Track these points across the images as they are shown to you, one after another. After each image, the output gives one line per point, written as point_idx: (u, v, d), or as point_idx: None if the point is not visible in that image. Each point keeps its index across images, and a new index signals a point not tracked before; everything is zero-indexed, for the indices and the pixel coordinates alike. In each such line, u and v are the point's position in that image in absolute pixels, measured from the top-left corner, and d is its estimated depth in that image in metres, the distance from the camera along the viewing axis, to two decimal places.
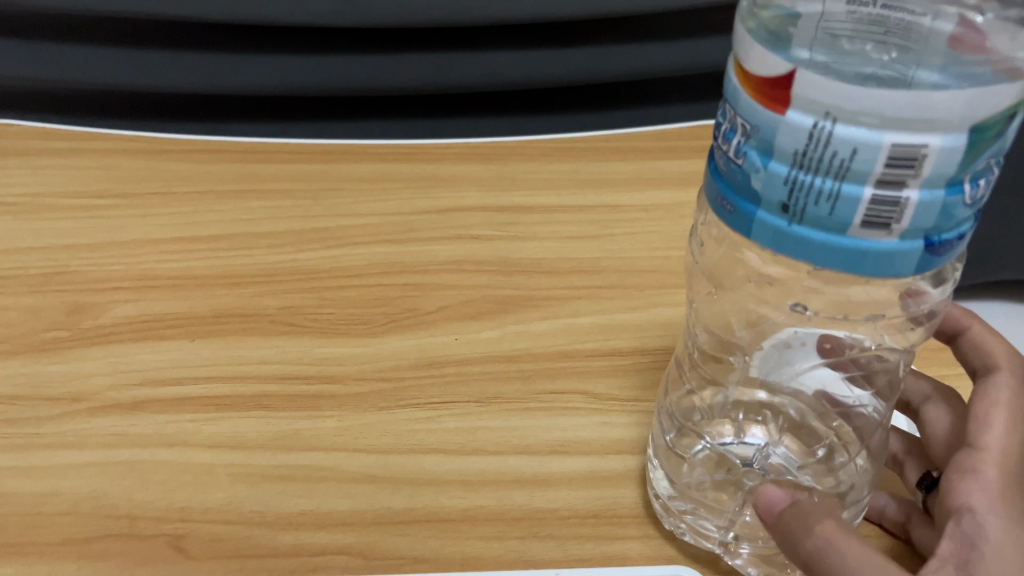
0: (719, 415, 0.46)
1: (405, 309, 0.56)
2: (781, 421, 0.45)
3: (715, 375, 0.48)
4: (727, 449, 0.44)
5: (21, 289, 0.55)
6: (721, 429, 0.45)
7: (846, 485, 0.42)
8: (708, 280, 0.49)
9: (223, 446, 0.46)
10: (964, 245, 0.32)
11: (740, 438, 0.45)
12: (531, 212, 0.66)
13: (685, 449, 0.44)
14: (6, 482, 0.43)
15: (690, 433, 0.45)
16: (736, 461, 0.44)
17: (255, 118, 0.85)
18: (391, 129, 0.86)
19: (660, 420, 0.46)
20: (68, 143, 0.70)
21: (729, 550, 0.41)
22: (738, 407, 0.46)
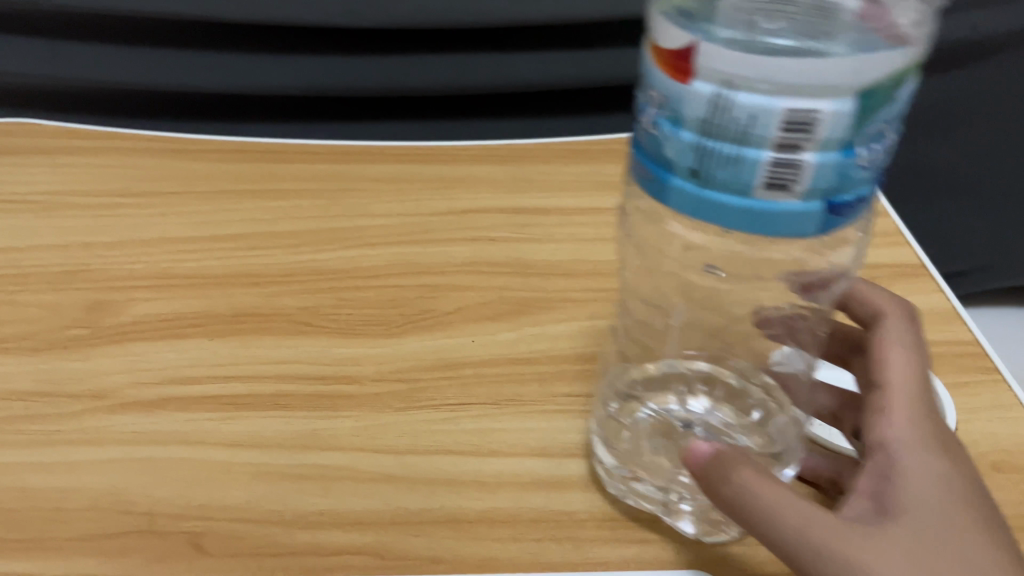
0: (660, 386, 0.48)
1: (423, 310, 0.56)
2: (717, 390, 0.48)
3: (653, 349, 0.51)
4: (668, 414, 0.46)
5: (42, 286, 0.56)
6: (663, 398, 0.47)
7: (779, 445, 0.44)
8: (636, 248, 0.54)
9: (242, 444, 0.46)
10: (869, 208, 0.34)
11: (680, 405, 0.47)
12: (547, 214, 0.66)
13: (626, 417, 0.46)
14: (26, 478, 0.44)
15: (633, 402, 0.47)
16: (675, 425, 0.46)
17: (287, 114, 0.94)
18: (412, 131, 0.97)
19: (604, 394, 0.48)
20: (89, 143, 0.71)
21: (668, 510, 0.42)
22: (677, 379, 0.49)
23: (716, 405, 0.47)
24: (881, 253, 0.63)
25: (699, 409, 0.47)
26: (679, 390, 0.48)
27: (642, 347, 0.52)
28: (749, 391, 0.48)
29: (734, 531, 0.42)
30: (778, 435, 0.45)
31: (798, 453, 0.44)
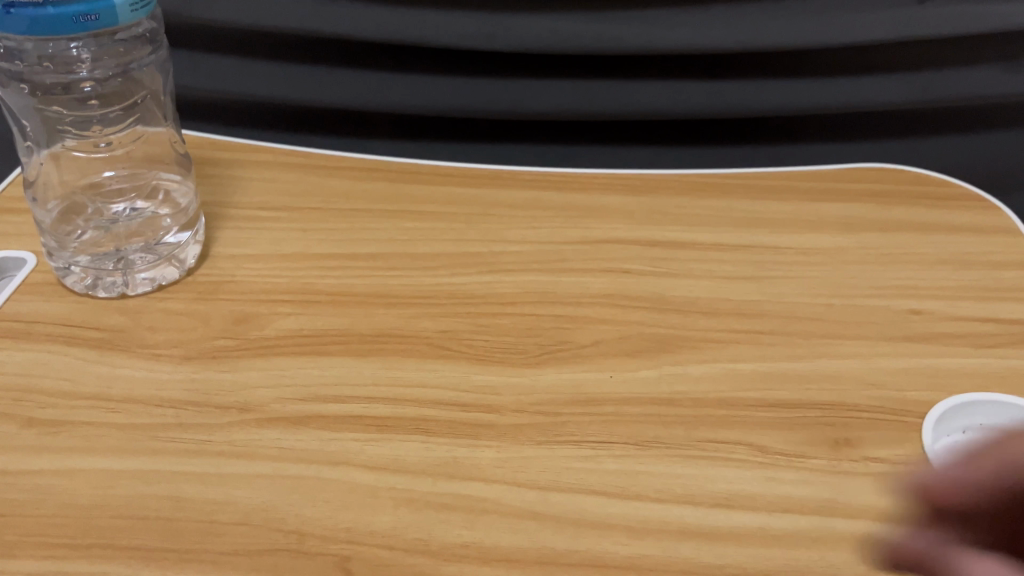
0: (107, 214, 0.63)
1: (559, 341, 0.55)
2: (100, 212, 0.63)
3: (98, 194, 0.65)
4: (121, 235, 0.61)
5: (191, 294, 0.57)
6: (85, 222, 0.62)
7: (90, 235, 0.60)
8: (132, 133, 0.70)
9: (388, 468, 0.46)
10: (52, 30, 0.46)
11: (96, 222, 0.62)
12: (684, 249, 0.64)
13: (91, 235, 0.61)
14: (180, 487, 0.45)
15: (73, 223, 0.61)
16: (77, 232, 0.61)
17: (503, 140, 0.94)
18: (629, 154, 0.94)
19: (89, 222, 0.62)
20: (231, 154, 0.72)
21: (93, 283, 0.57)
22: (118, 209, 0.63)
23: (130, 201, 0.64)
24: None
25: (107, 227, 0.61)
26: (65, 196, 0.64)
27: (82, 190, 0.65)
28: (144, 201, 0.64)
29: (147, 286, 0.57)
30: (107, 227, 0.61)
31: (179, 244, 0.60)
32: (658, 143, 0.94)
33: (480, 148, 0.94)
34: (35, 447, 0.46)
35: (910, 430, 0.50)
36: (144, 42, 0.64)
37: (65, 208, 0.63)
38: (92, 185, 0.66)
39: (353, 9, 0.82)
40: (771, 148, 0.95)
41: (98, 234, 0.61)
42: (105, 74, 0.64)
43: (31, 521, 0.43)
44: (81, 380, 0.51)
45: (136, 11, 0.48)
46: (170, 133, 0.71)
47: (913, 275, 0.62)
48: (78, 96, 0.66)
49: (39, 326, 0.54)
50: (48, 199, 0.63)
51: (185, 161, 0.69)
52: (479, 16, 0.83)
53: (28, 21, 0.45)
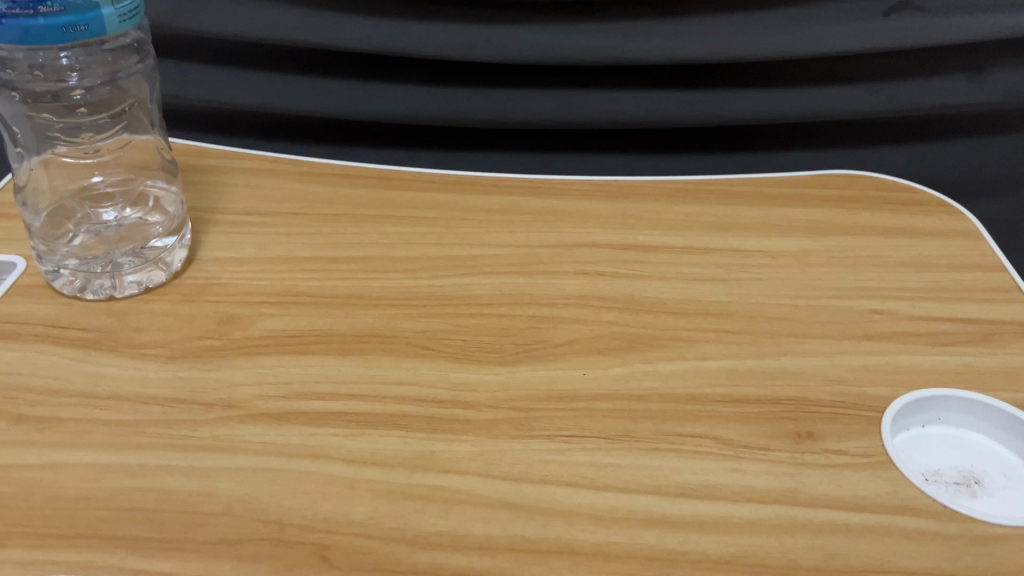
0: (95, 218, 0.64)
1: (534, 340, 0.57)
2: (89, 216, 0.64)
3: (86, 199, 0.66)
4: (108, 238, 0.62)
5: (177, 296, 0.59)
6: (72, 225, 0.63)
7: (78, 239, 0.62)
8: (121, 140, 0.72)
9: (366, 461, 0.48)
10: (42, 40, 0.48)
11: (85, 225, 0.63)
12: (657, 252, 0.66)
13: (78, 237, 0.62)
14: (166, 480, 0.46)
15: (61, 227, 0.63)
16: (66, 235, 0.62)
17: (485, 148, 0.96)
18: (608, 162, 0.97)
19: (77, 226, 0.63)
20: (218, 161, 0.74)
21: (82, 285, 0.59)
22: (106, 213, 0.65)
23: (118, 206, 0.66)
24: (997, 308, 0.62)
25: (95, 230, 0.63)
26: (54, 200, 0.65)
27: (71, 195, 0.67)
28: (132, 206, 0.66)
29: (134, 288, 0.59)
30: (95, 230, 0.63)
31: (166, 248, 0.62)
32: (635, 151, 0.97)
33: (462, 156, 0.96)
34: (23, 442, 0.48)
35: (869, 424, 0.52)
36: (132, 51, 0.66)
37: (53, 213, 0.64)
38: (80, 190, 0.67)
39: (337, 19, 0.84)
40: (745, 155, 0.98)
41: (86, 237, 0.62)
42: (93, 82, 0.66)
43: (19, 512, 0.44)
44: (69, 379, 0.52)
45: (123, 22, 0.50)
46: (157, 141, 0.73)
47: (877, 276, 0.64)
48: (67, 103, 0.68)
49: (28, 327, 0.56)
50: (37, 204, 0.65)
51: (173, 168, 0.71)
52: (459, 27, 0.85)
53: (18, 32, 0.47)
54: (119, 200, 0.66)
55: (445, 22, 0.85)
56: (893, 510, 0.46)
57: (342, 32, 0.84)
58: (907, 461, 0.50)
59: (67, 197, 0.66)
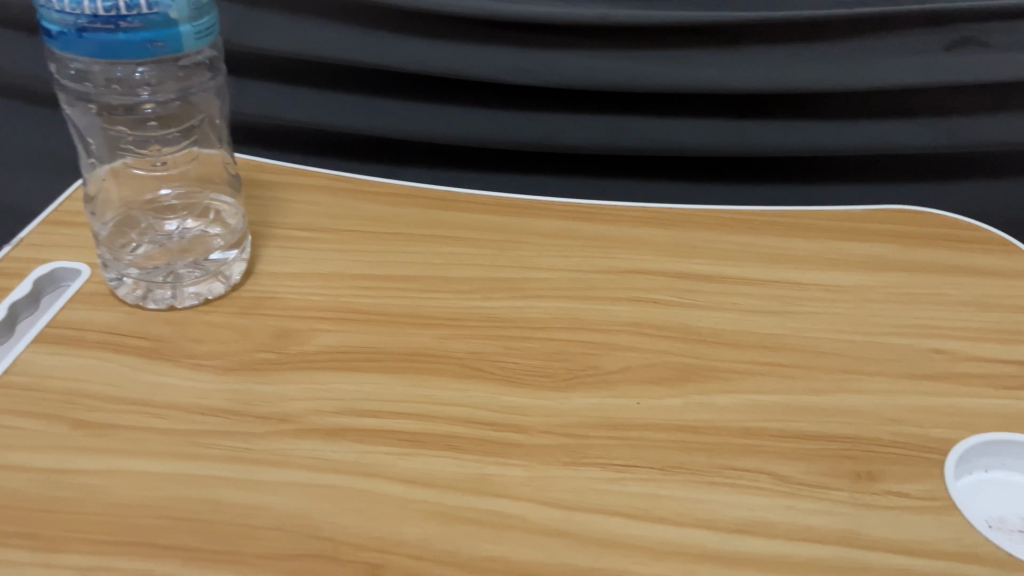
0: (157, 229, 0.66)
1: (587, 366, 0.57)
2: (153, 227, 0.66)
3: (151, 212, 0.68)
4: (169, 250, 0.64)
5: (234, 309, 0.60)
6: (136, 236, 0.65)
7: (140, 249, 0.64)
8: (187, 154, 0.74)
9: (418, 481, 0.48)
10: (122, 52, 0.49)
11: (147, 236, 0.65)
12: (711, 281, 0.65)
13: (141, 249, 0.64)
14: (221, 491, 0.46)
15: (125, 237, 0.65)
16: (129, 245, 0.64)
17: (535, 171, 0.96)
18: (658, 190, 0.97)
19: (141, 237, 0.65)
20: (275, 175, 0.75)
21: (142, 294, 0.60)
22: (168, 224, 0.67)
23: (181, 218, 0.67)
24: None
25: (157, 241, 0.65)
26: (121, 210, 0.68)
27: (136, 207, 0.69)
28: (193, 218, 0.67)
29: (190, 300, 0.60)
30: (157, 241, 0.65)
31: (225, 261, 0.63)
32: (687, 178, 0.97)
33: (512, 179, 0.97)
34: (82, 447, 0.49)
35: (930, 466, 0.50)
36: (203, 69, 0.67)
37: (119, 224, 0.66)
38: (145, 201, 0.69)
39: (394, 41, 0.85)
40: (798, 187, 0.97)
41: (150, 248, 0.64)
42: (165, 97, 0.68)
43: (77, 517, 0.45)
44: (128, 387, 0.53)
45: (199, 40, 0.52)
46: (222, 155, 0.74)
47: (936, 315, 0.63)
48: (139, 117, 0.70)
49: (90, 334, 0.57)
50: (106, 213, 0.67)
51: (237, 183, 0.72)
52: (515, 51, 0.85)
53: (98, 45, 0.49)
54: (182, 213, 0.68)
55: (499, 45, 0.85)
56: (956, 557, 0.45)
57: (398, 53, 0.85)
58: (971, 506, 0.49)
59: (132, 208, 0.68)
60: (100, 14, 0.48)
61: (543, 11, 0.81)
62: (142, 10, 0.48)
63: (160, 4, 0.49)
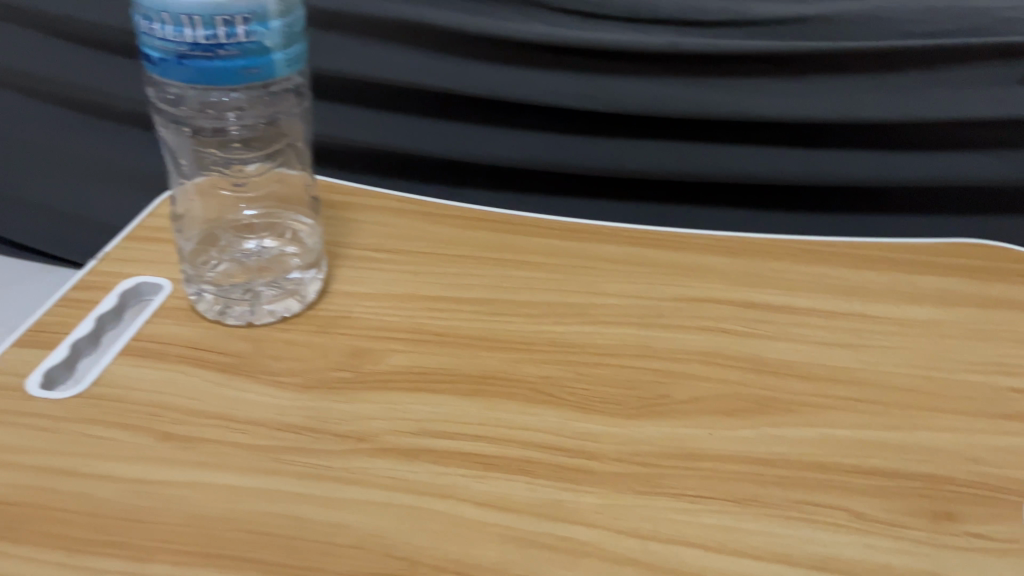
0: (236, 246, 0.69)
1: (659, 395, 0.57)
2: (233, 244, 0.69)
3: (230, 228, 0.71)
4: (249, 268, 0.66)
5: (311, 327, 0.61)
6: (217, 252, 0.68)
7: (220, 266, 0.66)
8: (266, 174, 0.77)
9: (494, 505, 0.48)
10: (218, 78, 0.51)
11: (226, 253, 0.68)
12: (782, 312, 0.65)
13: (222, 265, 0.66)
14: (302, 508, 0.47)
15: (206, 253, 0.67)
16: (210, 260, 0.67)
17: (597, 197, 0.96)
18: (721, 218, 0.97)
19: (222, 254, 0.67)
20: (348, 196, 0.77)
21: (220, 309, 0.62)
22: (247, 242, 0.69)
23: (259, 236, 0.70)
24: None
25: (236, 258, 0.67)
26: (202, 227, 0.70)
27: (216, 224, 0.71)
28: (270, 236, 0.69)
29: (266, 318, 0.62)
30: (236, 258, 0.67)
31: (301, 281, 0.65)
32: (750, 207, 0.96)
33: (574, 203, 0.97)
34: (168, 459, 0.50)
35: (1012, 509, 0.50)
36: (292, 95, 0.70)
37: (201, 241, 0.69)
38: (225, 219, 0.72)
39: (463, 65, 0.87)
40: (865, 219, 0.96)
41: (232, 264, 0.66)
42: (253, 121, 0.71)
43: (165, 528, 0.46)
44: (210, 402, 0.54)
45: (290, 67, 0.53)
46: (300, 177, 0.77)
47: (1014, 353, 0.62)
48: (225, 138, 0.73)
49: (173, 348, 0.58)
50: (188, 229, 0.70)
51: (314, 204, 0.74)
52: (582, 78, 0.86)
53: (196, 71, 0.51)
54: (260, 230, 0.70)
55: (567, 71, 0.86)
56: None
57: (466, 77, 0.87)
58: None
59: (213, 225, 0.71)
60: (200, 42, 0.50)
61: (611, 39, 0.82)
62: (239, 38, 0.50)
63: (256, 33, 0.51)
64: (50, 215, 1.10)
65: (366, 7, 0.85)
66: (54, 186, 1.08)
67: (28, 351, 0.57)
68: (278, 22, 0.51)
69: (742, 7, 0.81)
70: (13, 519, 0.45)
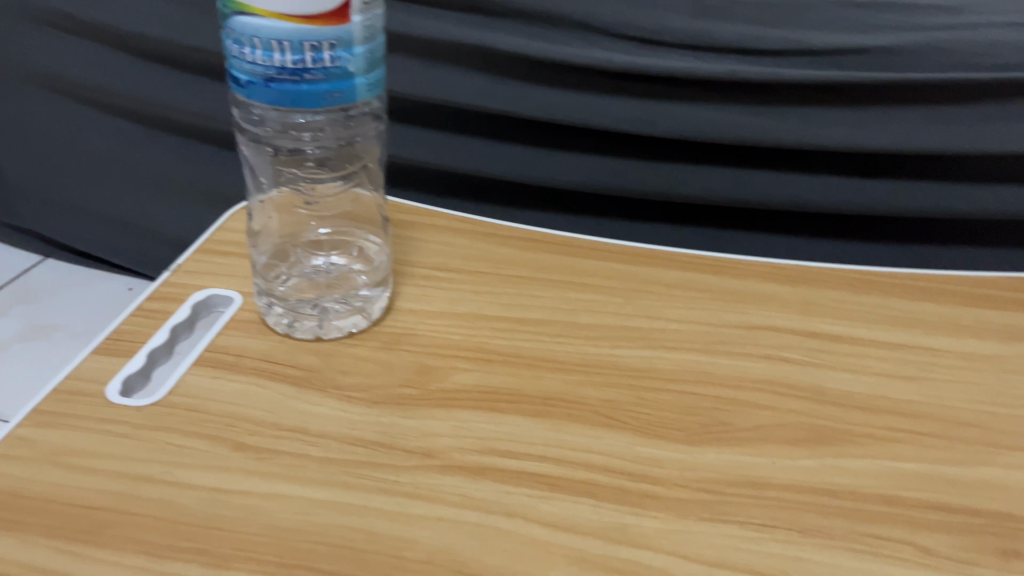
0: (305, 261, 0.71)
1: (721, 422, 0.57)
2: (302, 259, 0.71)
3: (300, 244, 0.73)
4: (320, 284, 0.68)
5: (377, 344, 0.62)
6: (286, 266, 0.70)
7: (292, 280, 0.69)
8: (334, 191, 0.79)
9: (560, 526, 0.49)
10: (303, 101, 0.53)
11: (296, 267, 0.70)
12: (842, 342, 0.65)
13: (293, 280, 0.69)
14: (373, 522, 0.48)
15: (277, 267, 0.70)
16: (281, 274, 0.69)
17: (648, 219, 0.99)
18: (768, 244, 0.99)
19: (293, 269, 0.70)
20: (410, 215, 0.78)
21: (289, 322, 0.64)
22: (316, 257, 0.72)
23: (327, 253, 0.72)
24: None
25: (306, 272, 0.70)
26: (274, 242, 0.73)
27: (286, 239, 0.74)
28: (337, 252, 0.72)
29: (332, 333, 0.63)
30: (306, 273, 0.69)
31: (368, 298, 0.66)
32: (799, 233, 0.98)
33: (625, 225, 0.99)
34: (244, 469, 0.51)
35: None
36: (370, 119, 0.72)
37: (273, 255, 0.71)
38: (296, 235, 0.75)
39: (522, 88, 0.88)
40: (911, 249, 0.97)
41: (303, 280, 0.69)
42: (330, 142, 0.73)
43: (242, 537, 0.47)
44: (282, 414, 0.56)
45: (370, 91, 0.55)
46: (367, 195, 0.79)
47: None
48: (300, 157, 0.75)
49: (246, 360, 0.60)
50: (261, 243, 0.72)
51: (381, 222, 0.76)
52: (642, 103, 0.87)
53: (283, 94, 0.52)
54: (328, 247, 0.73)
55: (628, 97, 0.87)
56: None
57: (526, 100, 0.89)
58: None
59: (284, 241, 0.74)
60: (288, 67, 0.51)
61: (671, 65, 0.83)
62: (325, 64, 0.52)
63: (341, 59, 0.52)
64: (132, 231, 1.20)
65: (430, 30, 0.86)
66: (133, 204, 1.17)
67: (108, 358, 0.59)
68: (362, 48, 0.53)
69: (803, 37, 0.82)
70: (98, 523, 0.47)
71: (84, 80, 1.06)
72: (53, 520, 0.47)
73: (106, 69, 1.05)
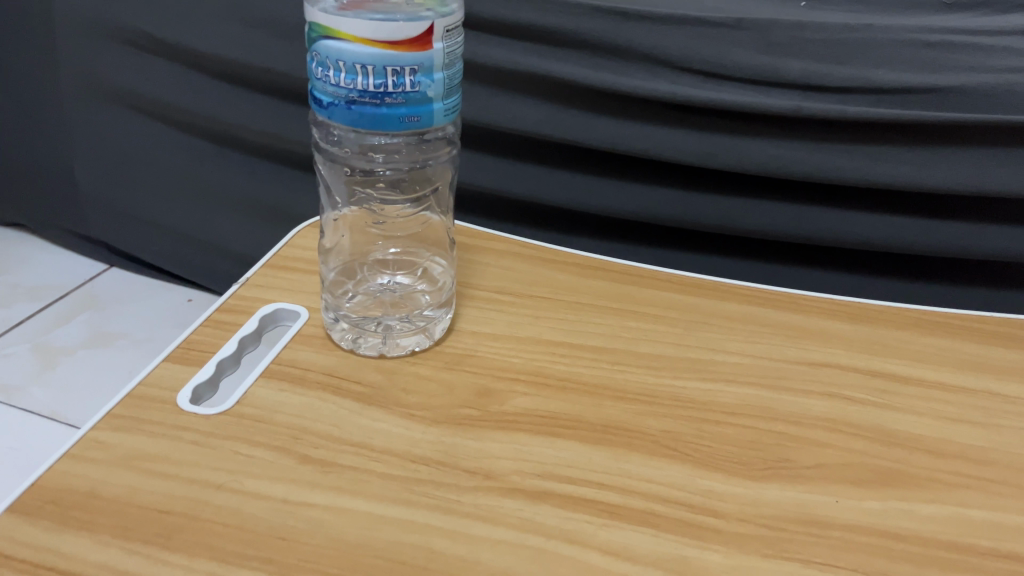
0: (370, 278, 0.73)
1: (783, 458, 0.57)
2: (368, 277, 0.73)
3: (366, 262, 0.75)
4: (385, 302, 0.70)
5: (439, 363, 0.63)
6: (352, 283, 0.72)
7: (357, 296, 0.70)
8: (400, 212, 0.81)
9: (620, 554, 0.49)
10: (381, 123, 0.54)
11: (361, 283, 0.72)
12: (908, 383, 0.64)
13: (359, 295, 0.70)
14: (435, 540, 0.49)
15: (344, 283, 0.71)
16: (348, 290, 0.71)
17: (704, 250, 0.99)
18: (824, 280, 0.98)
19: (358, 286, 0.72)
20: (472, 238, 0.79)
21: (353, 338, 0.65)
22: (381, 275, 0.74)
23: (392, 272, 0.74)
24: None
25: (371, 289, 0.71)
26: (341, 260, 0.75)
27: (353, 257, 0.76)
28: (402, 272, 0.74)
29: (395, 350, 0.64)
30: (372, 290, 0.71)
31: (431, 318, 0.67)
32: (855, 270, 0.97)
33: (680, 256, 1.00)
34: (309, 481, 0.52)
35: None
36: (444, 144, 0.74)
37: (340, 272, 0.73)
38: (362, 253, 0.76)
39: (586, 117, 0.89)
40: (970, 291, 0.97)
41: (369, 296, 0.70)
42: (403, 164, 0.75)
43: (307, 548, 0.48)
44: (346, 429, 0.57)
45: (446, 116, 0.56)
46: (431, 217, 0.81)
47: None
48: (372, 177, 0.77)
49: (311, 374, 0.61)
50: (328, 260, 0.74)
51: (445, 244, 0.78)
52: (706, 135, 0.87)
53: (364, 115, 0.54)
54: (393, 266, 0.75)
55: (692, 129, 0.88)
56: None
57: (590, 128, 0.90)
58: None
59: (350, 258, 0.76)
60: (370, 89, 0.53)
61: (738, 99, 0.83)
62: (405, 88, 0.53)
63: (422, 83, 0.54)
64: (194, 243, 1.24)
65: (498, 57, 0.88)
66: (196, 218, 1.20)
67: (179, 367, 0.61)
68: (442, 74, 0.54)
69: (872, 75, 0.82)
70: (168, 527, 0.48)
71: (158, 97, 1.10)
72: (125, 521, 0.48)
73: (179, 85, 1.08)
